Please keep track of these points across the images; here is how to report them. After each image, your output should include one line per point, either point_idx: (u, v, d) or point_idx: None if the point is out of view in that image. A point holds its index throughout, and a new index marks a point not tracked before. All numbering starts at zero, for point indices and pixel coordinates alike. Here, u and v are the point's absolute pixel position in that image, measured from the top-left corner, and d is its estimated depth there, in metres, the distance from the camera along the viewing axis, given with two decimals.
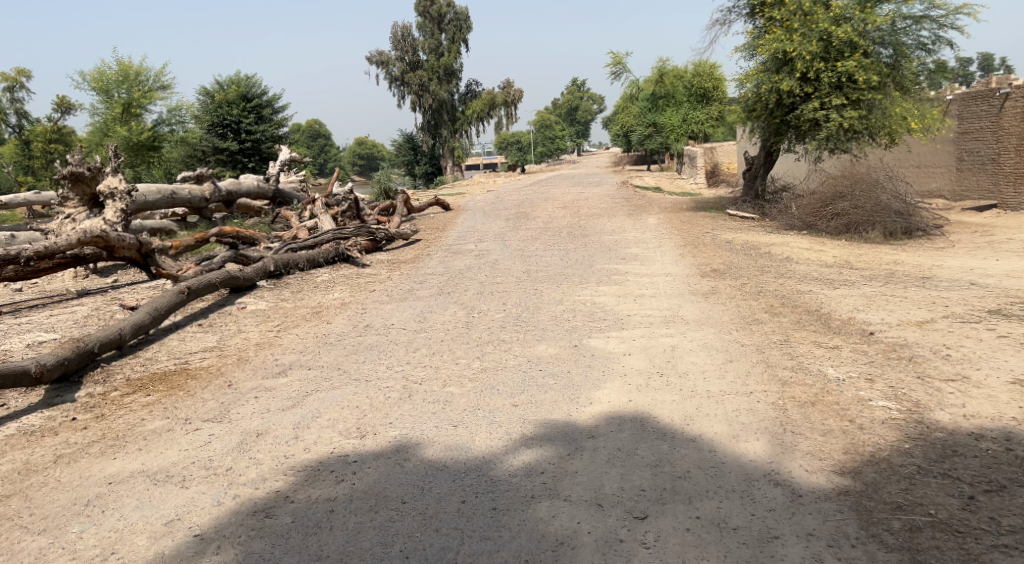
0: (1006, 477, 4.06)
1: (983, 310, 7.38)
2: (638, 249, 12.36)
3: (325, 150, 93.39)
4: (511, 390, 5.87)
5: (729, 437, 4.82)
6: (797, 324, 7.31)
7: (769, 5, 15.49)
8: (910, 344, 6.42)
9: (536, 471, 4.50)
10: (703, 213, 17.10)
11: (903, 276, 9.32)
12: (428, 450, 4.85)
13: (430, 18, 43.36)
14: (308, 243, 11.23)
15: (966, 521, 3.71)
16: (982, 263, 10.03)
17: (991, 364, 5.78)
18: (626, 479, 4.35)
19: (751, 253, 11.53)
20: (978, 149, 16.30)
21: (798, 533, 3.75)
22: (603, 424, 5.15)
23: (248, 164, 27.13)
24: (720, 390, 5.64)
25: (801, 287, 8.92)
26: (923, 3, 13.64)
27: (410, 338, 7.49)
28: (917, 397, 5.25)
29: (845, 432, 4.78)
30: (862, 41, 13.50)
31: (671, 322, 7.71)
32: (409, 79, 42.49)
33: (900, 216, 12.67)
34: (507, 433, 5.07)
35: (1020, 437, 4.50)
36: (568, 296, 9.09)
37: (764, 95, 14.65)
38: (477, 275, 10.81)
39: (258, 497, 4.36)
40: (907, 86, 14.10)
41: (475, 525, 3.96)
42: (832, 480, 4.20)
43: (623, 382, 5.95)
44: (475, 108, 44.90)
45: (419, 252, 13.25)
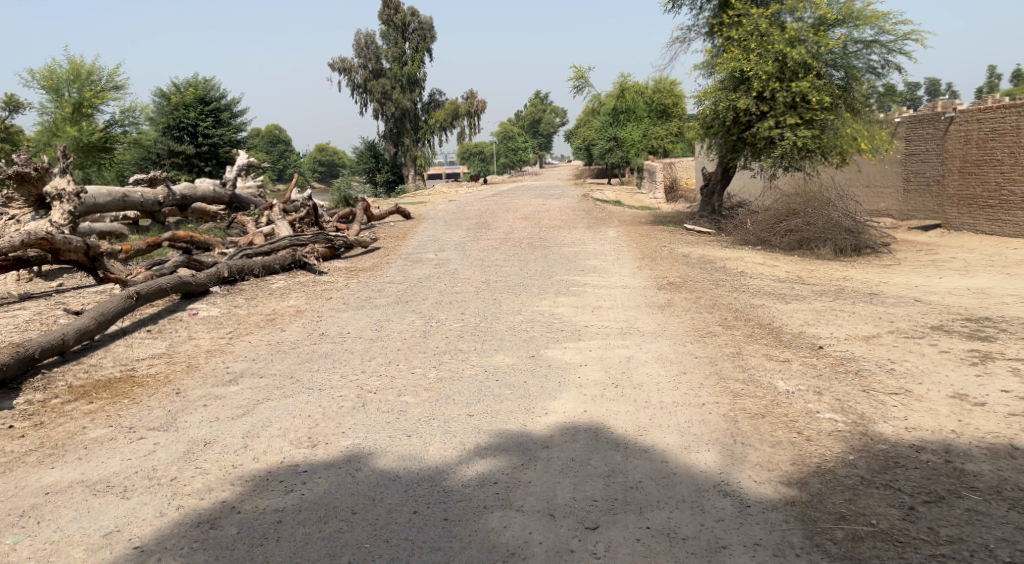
0: (944, 488, 4.18)
1: (926, 325, 7.64)
2: (597, 261, 12.48)
3: (285, 156, 92.21)
4: (467, 400, 5.86)
5: (681, 448, 4.88)
6: (749, 337, 7.45)
7: (727, 26, 15.89)
8: (857, 358, 6.59)
9: (489, 481, 4.48)
10: (661, 227, 17.35)
11: (852, 292, 9.58)
12: (381, 459, 4.81)
13: (394, 26, 43.31)
14: (263, 250, 11.07)
15: (906, 531, 3.80)
16: (926, 280, 10.38)
17: (932, 379, 5.96)
18: (578, 489, 4.36)
19: (706, 267, 11.74)
20: (924, 171, 16.93)
21: (745, 543, 3.80)
22: (558, 434, 5.16)
23: (204, 169, 26.62)
24: (673, 402, 5.70)
25: (755, 301, 9.11)
26: (873, 28, 14.11)
27: (365, 347, 7.42)
28: (862, 410, 5.39)
29: (793, 443, 4.88)
30: (816, 63, 13.92)
31: (627, 333, 7.79)
32: (372, 86, 42.45)
33: (850, 233, 13.00)
34: (462, 444, 5.04)
35: (958, 450, 4.65)
36: (527, 306, 9.12)
37: (722, 113, 14.97)
38: (436, 284, 10.78)
39: (202, 508, 4.25)
40: (857, 107, 14.47)
41: (426, 536, 3.92)
42: (779, 490, 4.28)
43: (579, 392, 5.98)
44: (438, 118, 44.88)
45: (378, 260, 13.16)
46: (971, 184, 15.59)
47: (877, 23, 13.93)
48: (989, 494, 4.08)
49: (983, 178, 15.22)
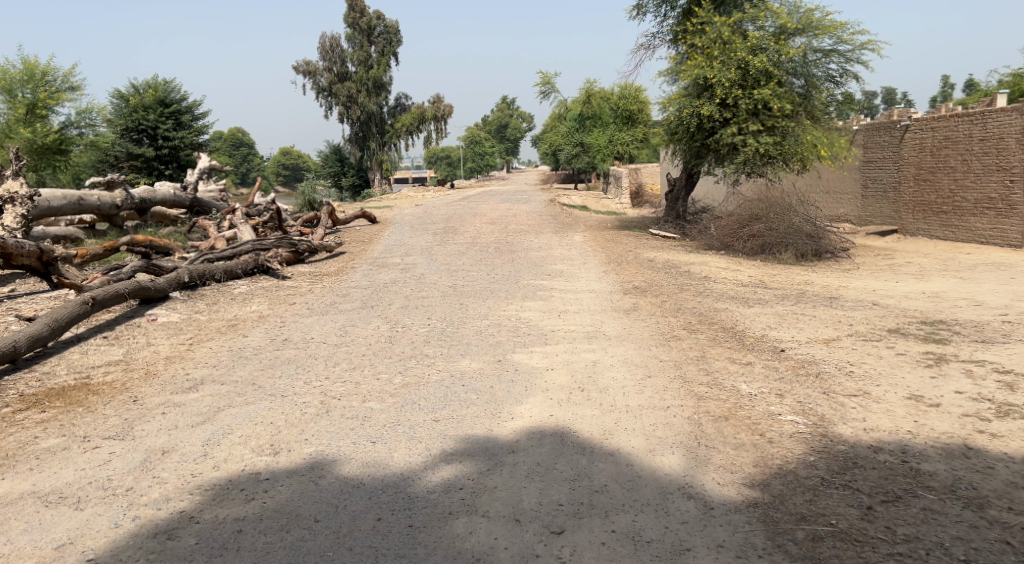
0: (901, 488, 4.27)
1: (884, 328, 7.81)
2: (563, 266, 12.52)
3: (248, 160, 90.93)
4: (433, 405, 5.83)
5: (646, 451, 4.91)
6: (713, 340, 7.54)
7: (692, 34, 16.12)
8: (817, 361, 6.71)
9: (454, 487, 4.45)
10: (627, 231, 17.49)
11: (813, 296, 9.77)
12: (345, 466, 4.74)
13: (359, 29, 42.95)
14: (225, 254, 10.89)
15: (865, 531, 3.86)
16: (883, 284, 10.62)
17: (889, 381, 6.09)
18: (544, 494, 4.36)
19: (671, 271, 11.86)
20: (881, 178, 17.38)
21: (708, 545, 3.82)
22: (524, 439, 5.16)
23: (165, 172, 26.10)
24: (638, 405, 5.74)
25: (718, 305, 9.22)
26: (831, 38, 14.44)
27: (330, 352, 7.34)
28: (822, 411, 5.48)
29: (756, 445, 4.94)
30: (777, 71, 14.18)
31: (593, 337, 7.83)
32: (337, 90, 42.21)
33: (811, 238, 13.26)
34: (427, 449, 5.00)
35: (914, 450, 4.76)
36: (494, 310, 9.11)
37: (686, 119, 15.15)
38: (402, 288, 10.72)
39: (159, 519, 4.15)
40: (817, 115, 14.81)
41: (390, 543, 3.87)
42: (742, 493, 4.32)
43: (545, 397, 5.98)
44: (405, 122, 44.67)
45: (343, 265, 13.03)
46: (926, 191, 16.01)
47: (835, 32, 14.26)
48: (944, 493, 4.18)
49: (937, 185, 15.64)
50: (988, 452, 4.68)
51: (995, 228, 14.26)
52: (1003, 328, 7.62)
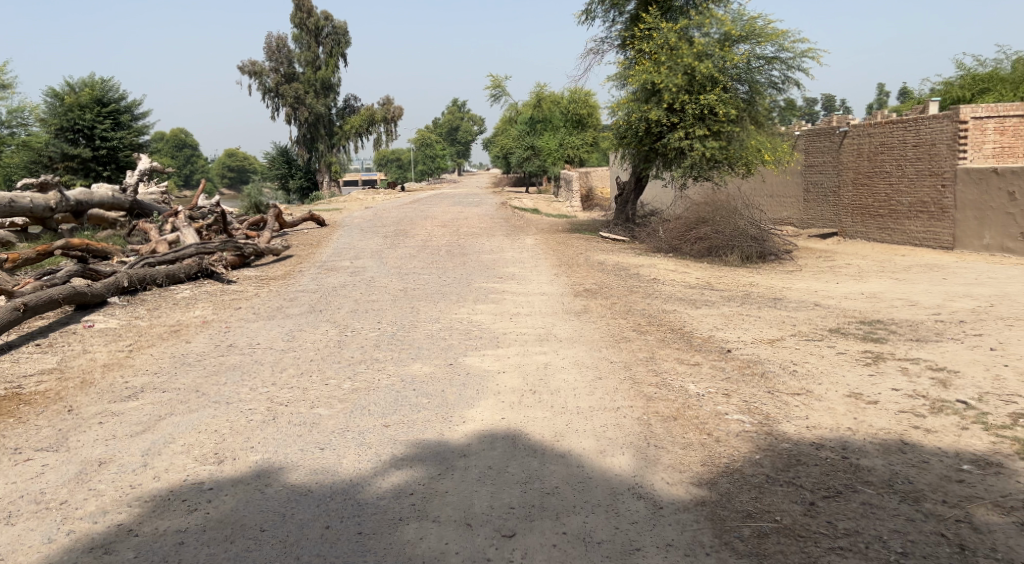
0: (842, 483, 4.39)
1: (825, 328, 8.05)
2: (514, 268, 12.55)
3: (192, 161, 88.63)
4: (383, 410, 5.76)
5: (597, 452, 4.95)
6: (662, 342, 7.65)
7: (640, 39, 16.41)
8: (762, 360, 6.88)
9: (405, 492, 4.40)
10: (577, 234, 17.63)
11: (757, 297, 10.02)
12: (293, 474, 4.64)
13: (306, 29, 42.32)
14: (167, 258, 10.60)
15: (808, 526, 3.94)
16: (824, 286, 10.95)
17: (830, 379, 6.28)
18: (495, 497, 4.34)
19: (621, 273, 12.02)
20: (822, 182, 17.96)
21: (658, 544, 3.84)
22: (475, 442, 5.14)
23: (102, 173, 25.24)
24: (589, 407, 5.78)
25: (666, 307, 9.38)
26: (773, 45, 14.82)
27: (277, 357, 7.19)
28: (767, 410, 5.61)
29: (703, 444, 5.02)
30: (722, 77, 14.48)
31: (544, 339, 7.86)
32: (284, 91, 41.13)
33: (755, 241, 13.57)
34: (377, 455, 4.94)
35: (854, 446, 4.91)
36: (445, 314, 9.06)
37: (635, 124, 15.37)
38: (351, 292, 10.58)
39: (95, 532, 3.99)
40: (761, 120, 15.19)
41: (339, 550, 3.79)
42: (690, 492, 4.39)
43: (496, 400, 5.97)
44: (354, 124, 44.18)
45: (290, 268, 12.80)
46: (863, 195, 16.58)
47: (777, 40, 14.65)
48: (882, 488, 4.31)
49: (874, 189, 16.21)
50: (923, 446, 4.86)
51: (927, 230, 14.84)
52: (936, 327, 7.92)
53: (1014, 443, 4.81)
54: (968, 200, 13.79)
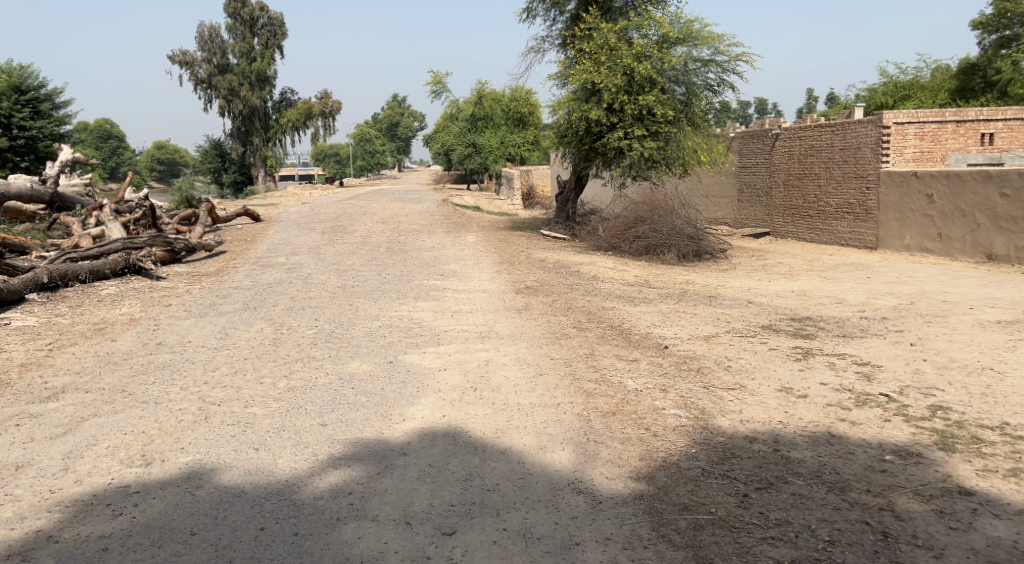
0: (773, 475, 4.53)
1: (758, 325, 8.30)
2: (455, 266, 12.48)
3: (118, 152, 85.07)
4: (321, 409, 5.64)
5: (537, 448, 4.97)
6: (601, 339, 7.74)
7: (580, 39, 16.58)
8: (698, 356, 7.03)
9: (343, 492, 4.32)
10: (519, 232, 17.67)
11: (694, 295, 10.25)
12: (225, 475, 4.50)
13: (241, 19, 41.18)
14: (91, 253, 10.15)
15: (741, 517, 4.04)
16: (757, 284, 11.29)
17: (763, 374, 6.47)
18: (435, 495, 4.31)
19: (561, 271, 12.11)
20: (755, 182, 18.53)
21: (597, 538, 3.86)
22: (415, 440, 5.08)
23: (20, 164, 23.97)
24: (530, 403, 5.80)
25: (606, 304, 9.48)
26: (709, 48, 15.16)
27: (209, 356, 6.96)
28: (703, 405, 5.74)
29: (641, 439, 5.10)
30: (660, 78, 14.72)
31: (485, 336, 7.84)
32: (218, 82, 40.00)
33: (691, 240, 13.86)
34: (314, 455, 4.84)
35: (785, 439, 5.06)
36: (385, 311, 8.94)
37: (575, 123, 15.50)
38: (288, 289, 10.33)
39: (12, 540, 3.77)
40: (697, 122, 15.51)
41: (274, 552, 3.69)
42: (628, 486, 4.45)
43: (437, 397, 5.93)
44: (291, 117, 43.19)
45: (223, 265, 12.41)
46: (794, 196, 17.18)
47: (713, 43, 15.00)
48: (810, 479, 4.46)
49: (804, 190, 16.80)
50: (849, 438, 5.05)
51: (853, 231, 15.46)
52: (861, 324, 8.26)
53: (932, 434, 5.05)
54: (890, 202, 14.41)
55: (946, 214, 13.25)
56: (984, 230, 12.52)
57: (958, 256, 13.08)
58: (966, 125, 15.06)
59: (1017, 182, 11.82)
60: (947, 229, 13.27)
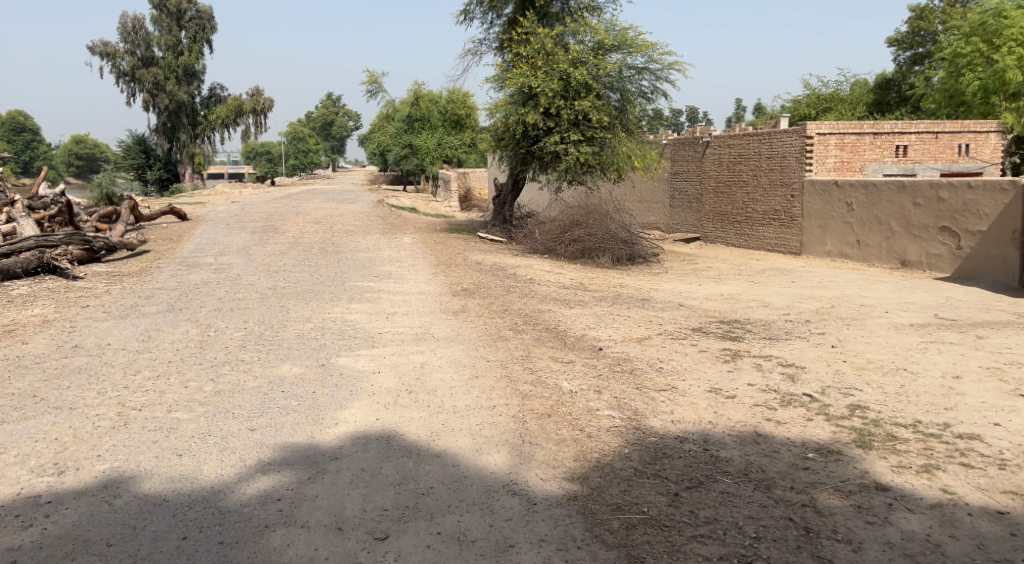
0: (703, 474, 4.63)
1: (689, 327, 8.51)
2: (391, 267, 12.35)
3: (32, 146, 80.76)
4: (249, 413, 5.47)
5: (473, 451, 4.94)
6: (537, 341, 7.77)
7: (517, 43, 16.67)
8: (631, 358, 7.15)
9: (272, 498, 4.19)
10: (455, 235, 17.60)
11: (627, 298, 10.42)
12: (146, 483, 4.31)
13: (167, 11, 39.70)
14: (1, 251, 9.63)
15: (672, 516, 4.10)
16: (688, 287, 11.57)
17: (693, 375, 6.62)
18: (368, 500, 4.23)
19: (498, 273, 12.13)
20: (686, 189, 19.05)
21: (531, 540, 3.86)
22: (348, 445, 4.98)
23: None
24: (465, 405, 5.76)
25: (542, 306, 9.53)
26: (643, 56, 15.47)
27: (130, 359, 6.66)
28: (636, 405, 5.84)
29: (576, 440, 5.14)
30: (595, 84, 14.93)
31: (421, 339, 7.77)
32: (142, 75, 38.52)
33: (626, 243, 14.09)
34: (242, 460, 4.68)
35: (715, 438, 5.19)
36: (317, 313, 8.76)
37: (512, 126, 15.53)
38: (215, 290, 9.98)
39: None
40: (631, 128, 15.83)
41: (197, 562, 3.55)
42: (563, 487, 4.47)
43: (370, 401, 5.83)
44: (220, 114, 41.90)
45: (147, 264, 11.95)
46: (723, 203, 17.70)
47: (647, 51, 15.31)
48: (738, 477, 4.58)
49: (732, 197, 17.34)
50: (774, 437, 5.22)
51: (778, 237, 16.04)
52: (786, 326, 8.56)
53: (851, 432, 5.26)
54: (813, 209, 15.00)
55: (865, 222, 13.86)
56: (899, 237, 13.14)
57: (875, 261, 13.72)
58: (882, 137, 15.78)
59: (929, 192, 12.43)
60: (866, 236, 13.87)
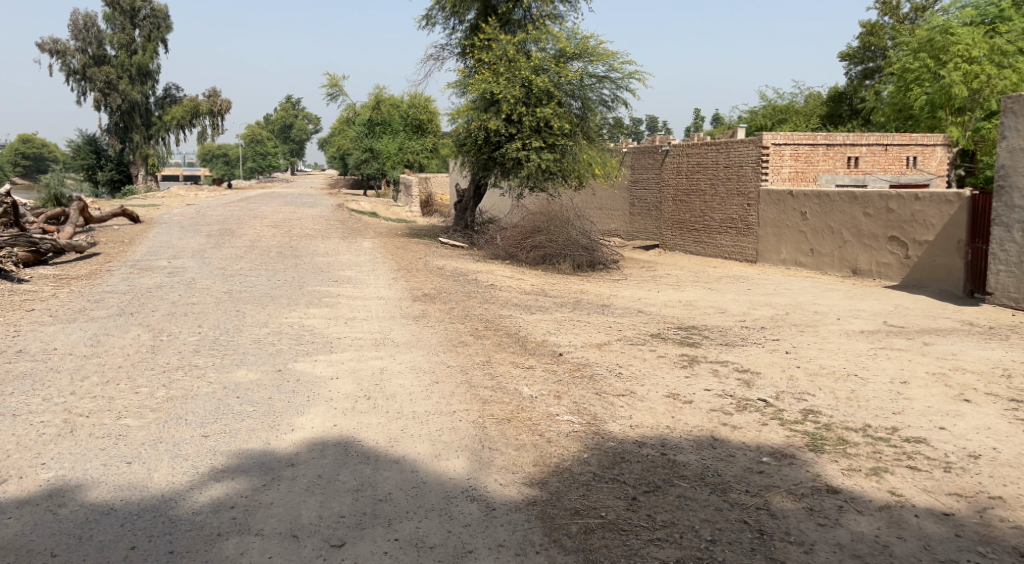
0: (660, 478, 4.68)
1: (648, 333, 8.60)
2: (350, 272, 12.21)
3: None
4: (202, 420, 5.34)
5: (432, 456, 4.91)
6: (498, 346, 7.77)
7: (479, 49, 16.70)
8: (591, 364, 7.19)
9: (225, 506, 4.10)
10: (416, 240, 17.52)
11: (587, 304, 10.48)
12: (93, 492, 4.17)
13: (120, 10, 38.76)
14: None
15: (630, 520, 4.14)
16: (647, 293, 11.71)
17: (652, 381, 6.68)
18: (325, 507, 4.17)
19: (459, 279, 12.10)
20: (645, 197, 19.33)
21: (490, 545, 3.85)
22: (304, 451, 4.90)
23: None
24: (425, 411, 5.73)
25: (502, 312, 9.53)
26: (604, 65, 15.65)
27: (77, 364, 6.46)
28: (595, 411, 5.87)
29: (535, 445, 5.15)
30: (556, 92, 15.05)
31: (380, 344, 7.69)
32: (93, 74, 37.53)
33: (586, 250, 14.19)
34: (194, 467, 4.57)
35: (672, 443, 5.25)
36: (274, 318, 8.62)
37: (474, 132, 15.52)
38: (169, 294, 9.74)
39: None
40: (592, 136, 15.97)
41: None
42: (521, 492, 4.47)
43: (328, 406, 5.75)
44: (175, 114, 41.05)
45: (96, 267, 11.60)
46: (681, 211, 17.98)
47: (608, 60, 15.49)
48: (695, 481, 4.64)
49: (690, 206, 17.62)
50: (730, 441, 5.31)
51: (735, 245, 16.35)
52: (742, 333, 8.72)
53: (804, 436, 5.38)
54: (769, 218, 15.34)
55: (818, 231, 14.20)
56: (851, 246, 13.49)
57: (827, 269, 14.06)
58: (835, 148, 16.20)
59: (879, 203, 12.79)
60: (819, 245, 14.21)
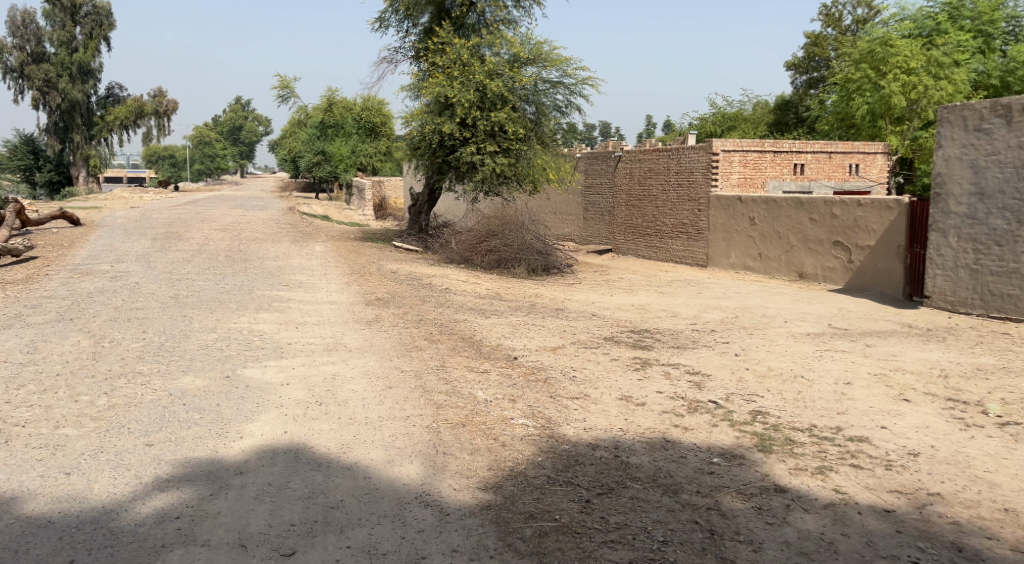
0: (614, 480, 4.71)
1: (601, 336, 8.67)
2: (302, 276, 12.01)
3: None
4: (146, 428, 5.18)
5: (385, 462, 4.86)
6: (453, 351, 7.73)
7: (433, 52, 16.65)
8: (545, 367, 7.22)
9: (170, 517, 3.98)
10: (370, 243, 17.35)
11: (542, 308, 10.52)
12: (29, 505, 4.00)
13: (60, 6, 37.46)
14: None
15: (584, 523, 4.15)
16: (601, 297, 11.82)
17: (606, 384, 6.74)
18: (274, 515, 4.09)
19: (413, 283, 12.02)
20: (599, 202, 19.55)
21: (443, 551, 3.82)
22: (253, 459, 4.79)
23: None
24: (378, 417, 5.66)
25: (457, 316, 9.50)
26: (557, 70, 15.77)
27: (12, 372, 6.20)
28: (549, 414, 5.89)
29: (489, 449, 5.14)
30: (510, 96, 15.10)
31: (332, 349, 7.58)
32: (30, 72, 36.19)
33: (541, 254, 14.28)
34: (137, 477, 4.42)
35: (625, 445, 5.30)
36: (222, 323, 8.42)
37: (428, 136, 15.45)
38: (111, 299, 9.44)
39: None
40: (546, 141, 16.10)
41: None
42: (476, 496, 4.45)
43: (279, 413, 5.64)
44: (118, 114, 39.88)
45: (33, 272, 11.17)
46: (634, 216, 18.21)
47: (561, 66, 15.61)
48: (648, 483, 4.70)
49: (643, 211, 17.86)
50: (681, 443, 5.38)
51: (686, 249, 16.64)
52: (693, 336, 8.86)
53: (754, 437, 5.49)
54: (718, 223, 15.65)
55: (766, 236, 14.54)
56: (797, 251, 13.84)
57: (775, 273, 14.41)
58: (781, 156, 16.56)
59: (823, 208, 13.16)
60: (767, 249, 14.55)
